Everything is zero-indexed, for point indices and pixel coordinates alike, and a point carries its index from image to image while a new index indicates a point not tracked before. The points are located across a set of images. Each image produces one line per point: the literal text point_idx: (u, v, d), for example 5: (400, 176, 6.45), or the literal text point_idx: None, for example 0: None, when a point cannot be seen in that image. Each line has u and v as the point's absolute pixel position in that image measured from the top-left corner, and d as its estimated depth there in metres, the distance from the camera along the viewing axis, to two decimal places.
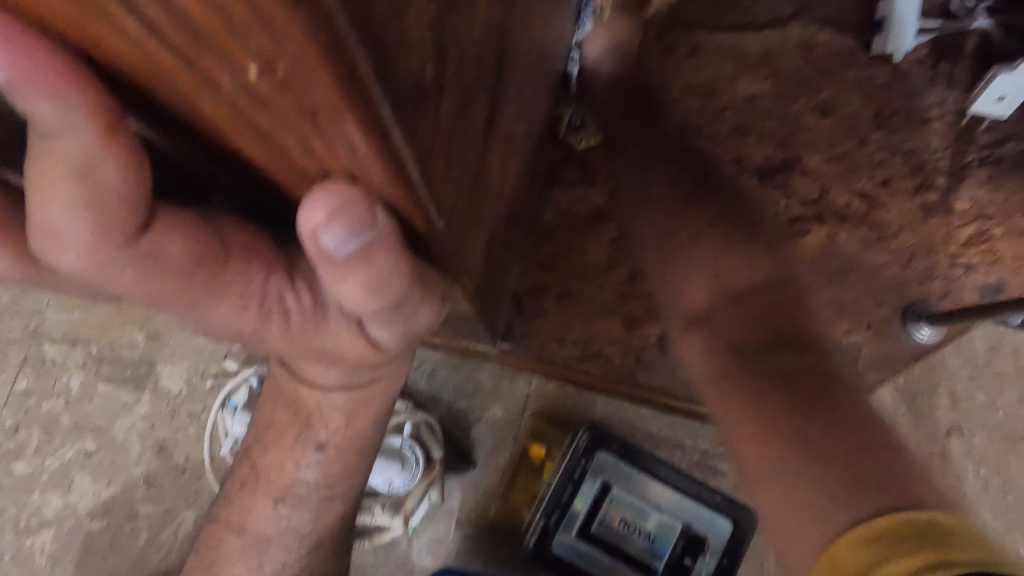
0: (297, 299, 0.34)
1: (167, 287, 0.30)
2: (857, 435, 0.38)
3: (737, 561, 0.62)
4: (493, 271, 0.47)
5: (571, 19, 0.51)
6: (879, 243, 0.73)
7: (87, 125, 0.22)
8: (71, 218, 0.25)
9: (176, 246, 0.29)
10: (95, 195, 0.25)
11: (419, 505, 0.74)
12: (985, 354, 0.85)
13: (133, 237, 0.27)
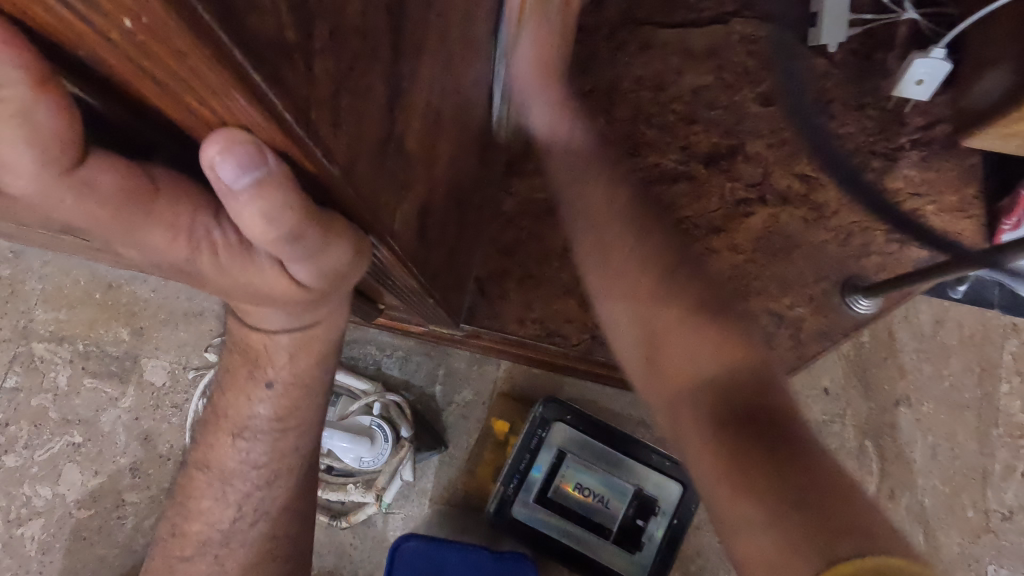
0: (227, 230, 0.25)
1: (96, 223, 0.22)
2: (835, 475, 0.41)
3: (686, 521, 0.66)
4: (439, 244, 0.51)
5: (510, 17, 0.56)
6: (818, 221, 0.78)
7: (5, 59, 0.16)
8: (2, 170, 0.19)
9: (110, 182, 0.21)
10: (28, 141, 0.19)
11: (391, 483, 0.77)
12: (931, 327, 0.90)
13: (69, 183, 0.21)
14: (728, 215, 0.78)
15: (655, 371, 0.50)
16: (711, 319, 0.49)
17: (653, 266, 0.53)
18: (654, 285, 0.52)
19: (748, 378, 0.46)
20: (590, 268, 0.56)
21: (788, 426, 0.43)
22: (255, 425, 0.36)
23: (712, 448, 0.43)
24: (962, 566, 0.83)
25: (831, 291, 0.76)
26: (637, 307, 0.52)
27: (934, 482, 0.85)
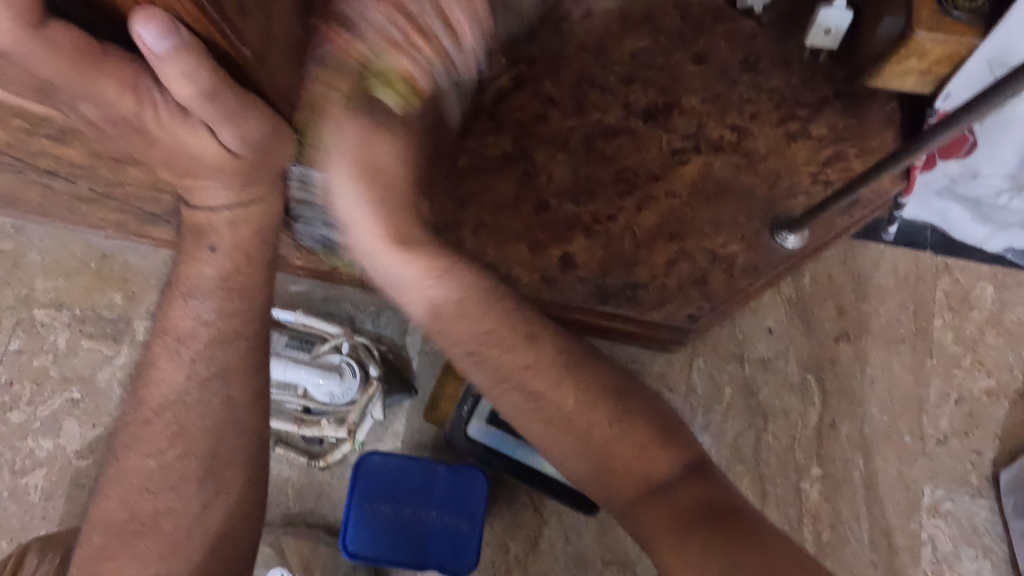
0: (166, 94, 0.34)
1: (58, 72, 0.31)
2: (765, 529, 0.51)
3: None
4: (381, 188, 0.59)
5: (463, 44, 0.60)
6: (749, 167, 0.84)
7: None
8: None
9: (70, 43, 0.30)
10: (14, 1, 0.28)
11: (361, 419, 0.84)
12: (868, 268, 0.96)
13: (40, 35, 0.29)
14: (666, 164, 0.85)
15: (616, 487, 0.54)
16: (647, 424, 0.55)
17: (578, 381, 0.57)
18: (588, 406, 0.56)
19: (683, 479, 0.53)
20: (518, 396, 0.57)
21: (720, 511, 0.51)
22: (203, 284, 0.46)
23: (680, 553, 0.50)
24: (901, 487, 0.88)
25: (761, 230, 0.83)
26: (581, 438, 0.54)
27: (872, 411, 0.91)
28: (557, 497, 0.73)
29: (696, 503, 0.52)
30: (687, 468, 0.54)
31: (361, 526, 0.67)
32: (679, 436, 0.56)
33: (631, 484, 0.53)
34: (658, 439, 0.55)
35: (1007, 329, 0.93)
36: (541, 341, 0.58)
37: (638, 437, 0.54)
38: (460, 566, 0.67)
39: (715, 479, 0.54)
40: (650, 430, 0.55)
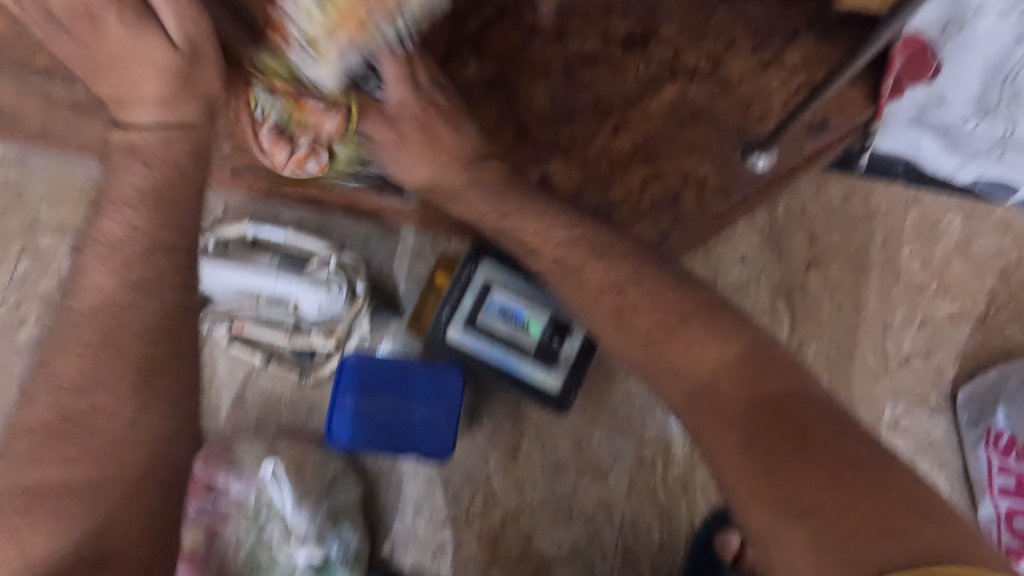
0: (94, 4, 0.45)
1: None
2: (825, 408, 0.61)
3: (598, 336, 0.78)
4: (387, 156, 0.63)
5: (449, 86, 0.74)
6: (722, 93, 0.87)
7: None
8: None
9: None
10: None
11: (350, 331, 0.90)
12: (840, 199, 0.99)
13: None
14: (642, 91, 0.88)
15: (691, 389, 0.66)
16: (718, 337, 0.67)
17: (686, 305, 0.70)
18: (649, 320, 0.69)
19: (739, 364, 0.65)
20: (611, 311, 0.72)
21: (779, 408, 0.61)
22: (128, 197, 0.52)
23: (729, 451, 0.61)
24: (863, 404, 0.93)
25: (732, 155, 0.86)
26: (645, 347, 0.69)
27: (838, 335, 0.95)
28: (532, 395, 0.79)
29: (767, 382, 0.63)
30: (753, 356, 0.65)
31: (346, 417, 0.73)
32: (768, 351, 0.65)
33: (692, 376, 0.66)
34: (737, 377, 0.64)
35: (973, 258, 0.96)
36: (630, 257, 0.73)
37: (715, 331, 0.67)
38: (439, 451, 0.74)
39: (779, 365, 0.64)
40: (742, 338, 0.66)
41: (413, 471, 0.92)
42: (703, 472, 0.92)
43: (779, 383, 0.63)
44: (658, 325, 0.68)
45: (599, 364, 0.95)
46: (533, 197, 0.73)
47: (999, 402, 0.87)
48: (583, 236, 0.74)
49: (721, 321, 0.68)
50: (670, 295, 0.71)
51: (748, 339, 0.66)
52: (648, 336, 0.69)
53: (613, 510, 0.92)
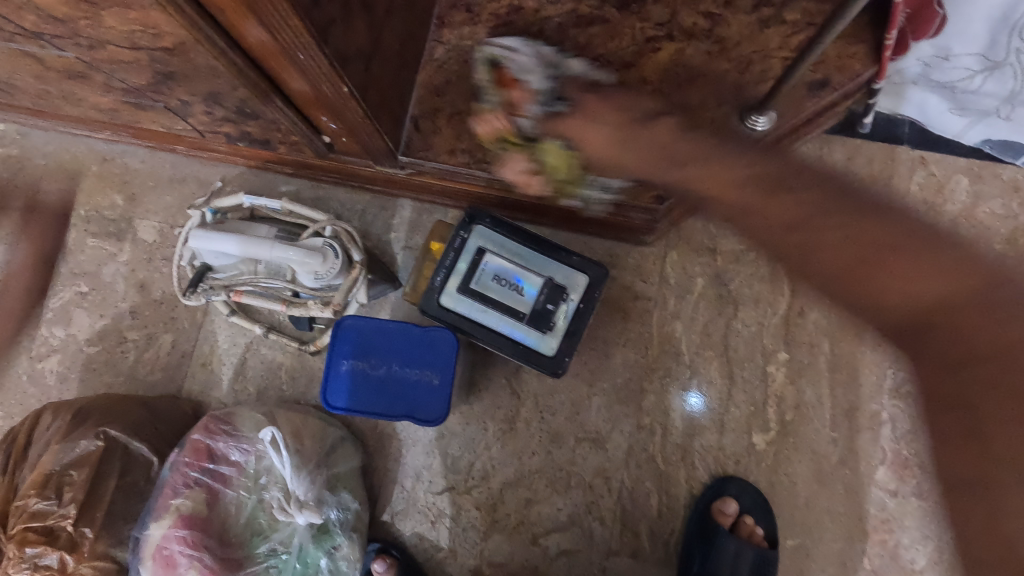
0: None
1: None
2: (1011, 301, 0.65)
3: (593, 301, 0.77)
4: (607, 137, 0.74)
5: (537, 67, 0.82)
6: (721, 53, 0.86)
7: None
8: None
9: None
10: None
11: (347, 301, 0.89)
12: (843, 163, 0.97)
13: None
14: (639, 52, 0.86)
15: (833, 284, 0.71)
16: (896, 236, 0.69)
17: (827, 210, 0.70)
18: (824, 227, 0.70)
19: (924, 274, 0.68)
20: (795, 233, 0.72)
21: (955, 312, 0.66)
22: None
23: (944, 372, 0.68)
24: (865, 370, 0.92)
25: (730, 115, 0.85)
26: (847, 249, 0.69)
27: None
28: (526, 362, 0.77)
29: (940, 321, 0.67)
30: (961, 263, 0.67)
31: (341, 381, 0.73)
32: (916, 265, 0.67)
33: (864, 283, 0.70)
34: (923, 284, 0.67)
35: (979, 222, 0.94)
36: (759, 175, 0.72)
37: (902, 245, 0.68)
38: (433, 416, 0.72)
39: (947, 274, 0.67)
40: (883, 245, 0.69)
41: (412, 437, 0.93)
42: (702, 439, 0.92)
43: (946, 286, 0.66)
44: (839, 247, 0.69)
45: (597, 333, 0.95)
46: (688, 135, 0.74)
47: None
48: (769, 177, 0.73)
49: (857, 235, 0.70)
50: (831, 207, 0.72)
51: (964, 263, 0.67)
52: (803, 242, 0.72)
53: (611, 476, 0.91)
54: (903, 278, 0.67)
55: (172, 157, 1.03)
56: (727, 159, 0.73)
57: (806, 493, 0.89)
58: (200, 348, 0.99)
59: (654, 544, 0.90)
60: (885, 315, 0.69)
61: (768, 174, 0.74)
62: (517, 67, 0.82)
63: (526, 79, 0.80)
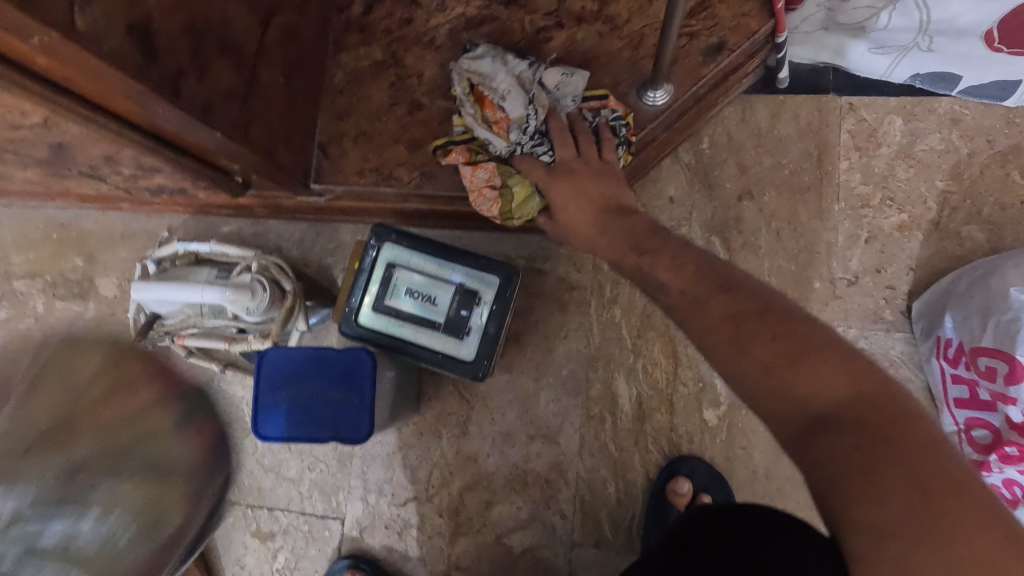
0: None
1: None
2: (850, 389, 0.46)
3: (505, 301, 0.77)
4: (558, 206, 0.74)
5: (506, 78, 0.76)
6: (611, 33, 0.84)
7: None
8: None
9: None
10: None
11: (286, 331, 0.92)
12: (767, 122, 0.94)
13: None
14: (530, 45, 0.86)
15: (733, 370, 0.51)
16: (852, 362, 0.47)
17: (747, 300, 0.54)
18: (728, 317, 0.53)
19: (896, 409, 0.44)
20: (703, 320, 0.55)
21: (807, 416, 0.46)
22: None
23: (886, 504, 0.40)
24: None
25: (627, 93, 0.83)
26: (741, 342, 0.51)
27: (780, 263, 0.91)
28: (446, 369, 0.78)
29: (863, 447, 0.42)
30: (886, 393, 0.45)
31: (270, 412, 0.75)
32: (882, 402, 0.44)
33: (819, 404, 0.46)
34: (837, 363, 0.47)
35: (918, 160, 0.90)
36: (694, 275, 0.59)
37: (763, 330, 0.51)
38: (359, 432, 0.74)
39: (900, 406, 0.44)
40: (768, 328, 0.51)
41: (371, 453, 0.95)
42: (654, 422, 0.91)
43: (917, 417, 0.43)
44: (730, 321, 0.53)
45: (536, 329, 0.94)
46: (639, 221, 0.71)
47: (945, 308, 0.79)
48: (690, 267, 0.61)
49: (768, 316, 0.52)
50: (742, 291, 0.55)
51: (869, 372, 0.46)
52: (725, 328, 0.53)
53: (566, 469, 0.91)
54: (821, 361, 0.47)
55: (121, 213, 1.08)
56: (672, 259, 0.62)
57: (766, 464, 0.88)
58: None
59: (616, 532, 0.90)
60: (784, 416, 0.48)
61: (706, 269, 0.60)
62: (492, 88, 0.76)
63: (504, 104, 0.74)
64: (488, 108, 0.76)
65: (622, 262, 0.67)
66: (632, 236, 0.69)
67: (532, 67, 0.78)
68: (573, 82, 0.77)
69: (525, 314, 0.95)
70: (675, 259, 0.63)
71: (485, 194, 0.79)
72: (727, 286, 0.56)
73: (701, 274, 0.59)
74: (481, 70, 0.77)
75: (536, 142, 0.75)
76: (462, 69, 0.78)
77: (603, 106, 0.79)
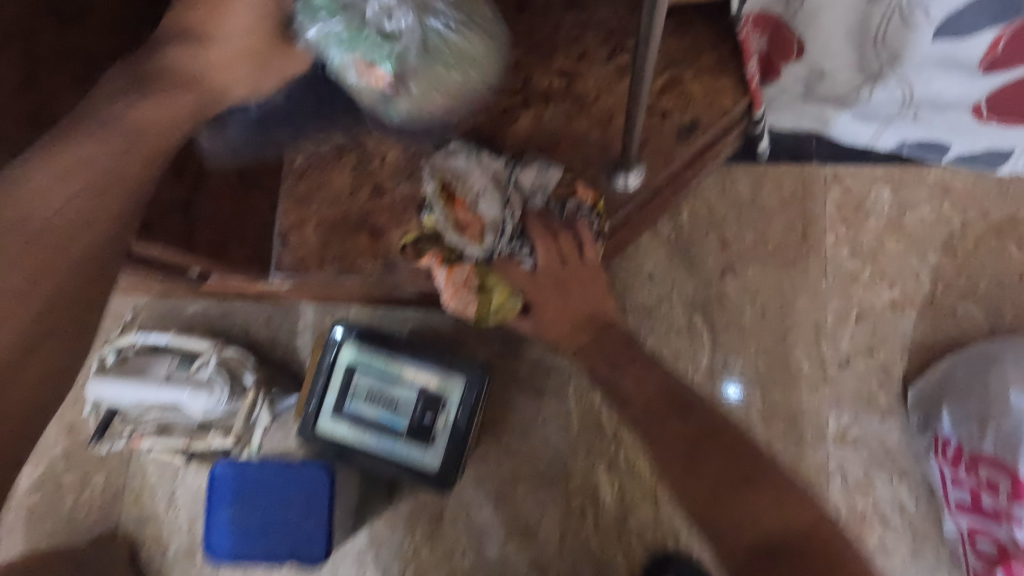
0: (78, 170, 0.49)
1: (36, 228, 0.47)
2: (789, 514, 0.58)
3: (471, 407, 0.73)
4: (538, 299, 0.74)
5: (482, 175, 0.74)
6: (580, 112, 0.80)
7: None
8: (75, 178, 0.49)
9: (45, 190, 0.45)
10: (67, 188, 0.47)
11: (249, 427, 0.88)
12: (749, 193, 0.89)
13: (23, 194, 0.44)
14: (496, 125, 0.81)
15: (693, 498, 0.62)
16: (778, 481, 0.60)
17: (700, 429, 0.66)
18: (689, 449, 0.65)
19: (829, 536, 0.56)
20: (670, 450, 0.66)
21: (750, 541, 0.57)
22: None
23: None
24: (802, 418, 0.84)
25: (598, 177, 0.78)
26: (695, 474, 0.63)
27: (766, 343, 0.86)
28: (412, 479, 0.74)
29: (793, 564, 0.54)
30: (819, 522, 0.57)
31: (223, 533, 0.71)
32: (802, 524, 0.57)
33: (767, 533, 0.57)
34: (778, 496, 0.59)
35: (908, 233, 0.85)
36: (662, 405, 0.69)
37: (717, 461, 0.63)
38: (317, 554, 0.70)
39: (819, 523, 0.57)
40: (728, 464, 0.62)
41: (340, 552, 0.90)
42: (638, 515, 0.86)
43: (837, 542, 0.56)
44: (684, 450, 0.65)
45: (512, 416, 0.90)
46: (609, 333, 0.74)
47: (942, 403, 0.75)
48: (658, 395, 0.70)
49: (720, 450, 0.64)
50: (700, 423, 0.67)
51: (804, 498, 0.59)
52: (687, 455, 0.64)
53: (547, 567, 0.86)
54: (763, 493, 0.59)
55: None
56: (639, 376, 0.72)
57: None
58: (131, 484, 0.98)
59: None
60: (734, 539, 0.58)
61: (674, 398, 0.70)
62: (466, 188, 0.73)
63: (477, 206, 0.72)
64: (462, 209, 0.72)
65: (594, 370, 0.74)
66: (603, 351, 0.74)
67: (505, 165, 0.74)
68: (542, 175, 0.74)
69: (500, 400, 0.90)
70: (641, 377, 0.72)
71: (461, 295, 0.73)
72: (686, 411, 0.68)
73: (667, 406, 0.69)
74: (454, 169, 0.73)
75: (512, 241, 0.73)
76: (432, 167, 0.73)
77: (571, 194, 0.74)
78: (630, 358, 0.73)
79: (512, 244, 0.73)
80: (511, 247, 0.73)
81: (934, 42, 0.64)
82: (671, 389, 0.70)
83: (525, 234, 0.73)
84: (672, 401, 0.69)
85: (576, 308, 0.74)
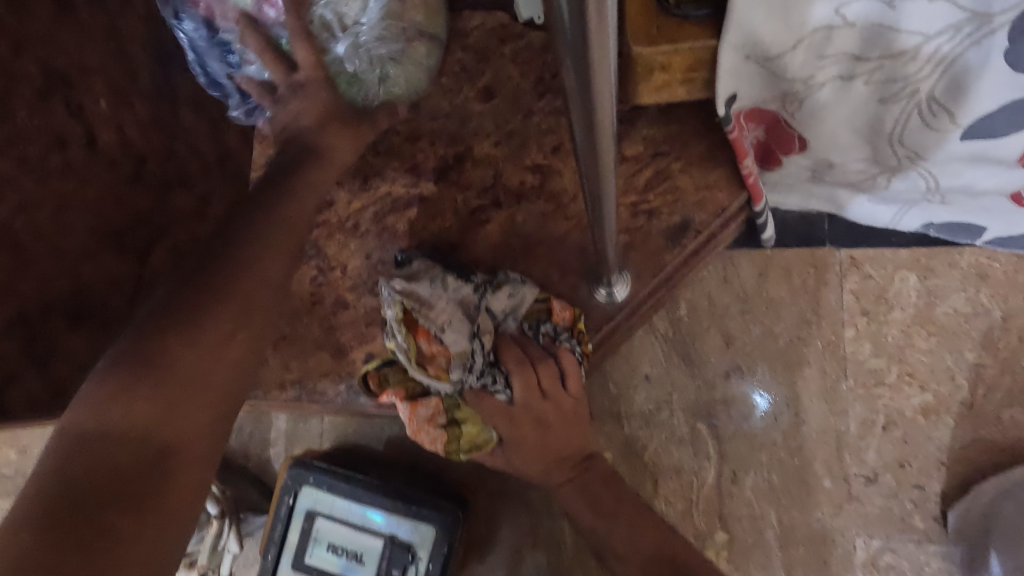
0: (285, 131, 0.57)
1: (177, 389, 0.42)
2: None
3: (443, 560, 0.66)
4: (516, 434, 0.67)
5: (447, 296, 0.63)
6: (557, 212, 0.72)
7: None
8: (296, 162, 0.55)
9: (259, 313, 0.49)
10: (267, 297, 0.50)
11: (215, 559, 0.84)
12: (755, 282, 0.79)
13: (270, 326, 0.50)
14: (464, 228, 0.73)
15: None
16: None
17: None
18: None
19: None
20: None
21: None
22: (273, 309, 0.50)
23: None
24: (826, 543, 0.74)
25: (579, 286, 0.70)
26: None
27: (780, 456, 0.76)
28: None
29: None
30: None
31: None
32: None
33: None
34: None
35: (939, 326, 0.75)
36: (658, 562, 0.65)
37: None
38: None
39: None
40: None
41: None
42: None
43: None
44: None
45: (499, 542, 0.80)
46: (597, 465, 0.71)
47: (992, 545, 0.69)
48: (652, 549, 0.66)
49: None
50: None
51: None
52: None
53: None
54: None
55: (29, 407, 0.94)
56: (633, 527, 0.67)
57: None
58: None
59: None
60: None
61: (669, 556, 0.65)
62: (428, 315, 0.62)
63: (442, 335, 0.62)
64: (424, 343, 0.62)
65: (579, 518, 0.70)
66: (590, 496, 0.69)
67: (476, 288, 0.65)
68: (514, 296, 0.65)
69: (486, 524, 0.81)
70: (633, 525, 0.68)
71: (426, 433, 0.65)
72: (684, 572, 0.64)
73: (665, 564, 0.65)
74: (418, 293, 0.63)
75: (483, 372, 0.63)
76: (393, 288, 0.62)
77: (547, 313, 0.67)
78: (618, 503, 0.69)
79: (485, 375, 0.63)
80: (483, 379, 0.64)
81: (962, 141, 0.54)
82: (665, 545, 0.66)
83: (500, 364, 0.65)
84: (669, 556, 0.66)
85: (559, 442, 0.68)
